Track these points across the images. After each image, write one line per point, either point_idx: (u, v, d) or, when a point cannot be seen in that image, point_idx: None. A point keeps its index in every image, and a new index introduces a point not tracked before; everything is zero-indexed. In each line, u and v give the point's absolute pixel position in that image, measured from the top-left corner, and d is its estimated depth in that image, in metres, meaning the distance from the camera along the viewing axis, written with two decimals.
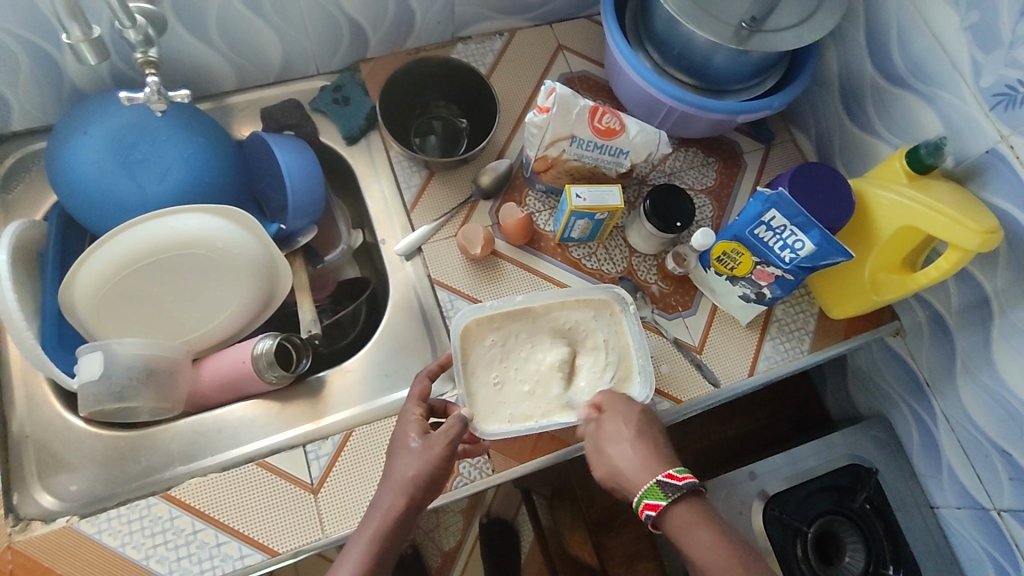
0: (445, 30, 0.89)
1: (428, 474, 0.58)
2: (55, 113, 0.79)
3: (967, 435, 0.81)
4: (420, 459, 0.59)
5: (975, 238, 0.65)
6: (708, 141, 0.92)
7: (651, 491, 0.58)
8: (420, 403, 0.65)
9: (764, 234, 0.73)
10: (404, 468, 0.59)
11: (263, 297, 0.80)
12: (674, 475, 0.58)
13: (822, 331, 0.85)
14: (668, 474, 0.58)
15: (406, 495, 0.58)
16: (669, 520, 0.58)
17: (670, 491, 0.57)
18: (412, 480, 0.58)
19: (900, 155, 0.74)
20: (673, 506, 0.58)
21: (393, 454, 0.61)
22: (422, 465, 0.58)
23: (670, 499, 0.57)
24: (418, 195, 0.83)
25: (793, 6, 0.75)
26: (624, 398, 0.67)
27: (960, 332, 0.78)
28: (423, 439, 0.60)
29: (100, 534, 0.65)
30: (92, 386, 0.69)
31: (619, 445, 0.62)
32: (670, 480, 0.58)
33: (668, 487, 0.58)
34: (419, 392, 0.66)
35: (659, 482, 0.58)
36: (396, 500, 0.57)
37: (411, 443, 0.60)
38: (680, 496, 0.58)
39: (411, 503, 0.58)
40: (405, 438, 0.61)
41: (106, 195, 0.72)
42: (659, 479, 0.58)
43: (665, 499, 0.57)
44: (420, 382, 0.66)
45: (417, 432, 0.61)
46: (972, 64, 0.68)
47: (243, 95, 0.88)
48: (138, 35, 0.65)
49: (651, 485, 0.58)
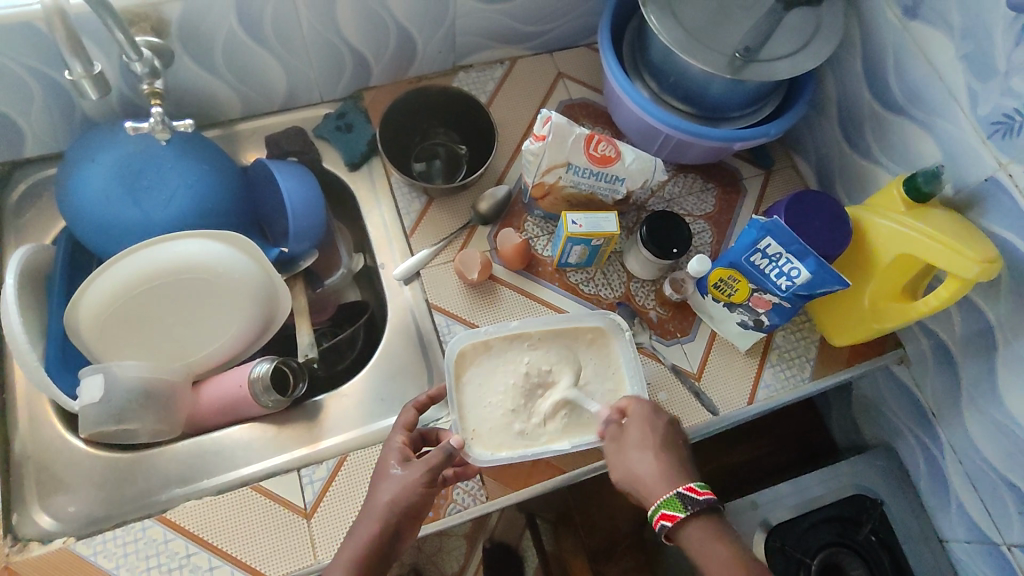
0: (446, 58, 0.90)
1: (408, 500, 0.59)
2: (67, 140, 0.81)
3: (974, 467, 0.79)
4: (397, 485, 0.59)
5: (974, 266, 0.64)
6: (707, 167, 0.92)
7: (669, 502, 0.58)
8: (403, 432, 0.65)
9: (760, 261, 0.72)
10: (381, 494, 0.59)
11: (262, 321, 0.81)
12: (695, 489, 0.58)
13: (824, 359, 0.84)
14: (690, 486, 0.58)
15: (380, 521, 0.58)
16: (686, 529, 0.57)
17: (688, 504, 0.57)
18: (389, 505, 0.58)
19: (897, 182, 0.73)
20: (695, 517, 0.58)
21: (375, 480, 0.61)
22: (399, 492, 0.59)
23: (687, 513, 0.57)
24: (418, 220, 0.84)
25: (788, 35, 0.75)
26: (652, 405, 0.66)
27: (964, 360, 0.77)
28: (403, 466, 0.61)
29: (95, 556, 0.66)
30: (93, 408, 0.70)
31: (641, 452, 0.62)
32: (691, 493, 0.58)
33: (688, 499, 0.58)
34: (406, 421, 0.66)
35: (679, 494, 0.58)
36: (371, 527, 0.58)
37: (392, 469, 0.61)
38: (698, 510, 0.57)
39: (387, 529, 0.58)
40: (386, 464, 0.62)
41: (112, 221, 0.74)
42: (679, 491, 0.58)
43: (682, 511, 0.57)
44: (407, 412, 0.66)
45: (398, 459, 0.62)
46: (969, 93, 0.68)
47: (250, 123, 0.90)
48: (145, 67, 0.68)
49: (670, 496, 0.58)
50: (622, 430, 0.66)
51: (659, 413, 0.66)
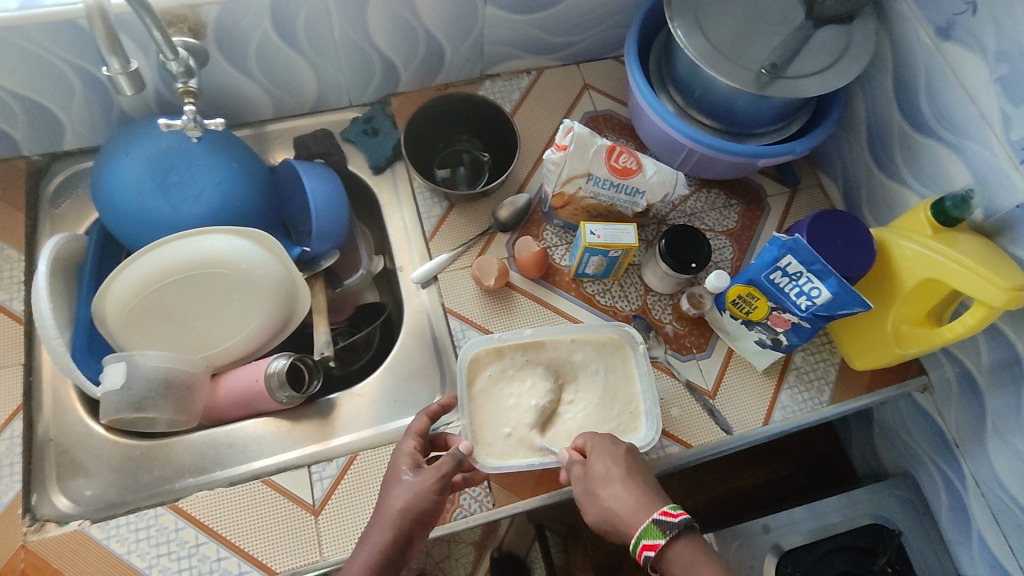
0: (473, 67, 0.91)
1: (419, 506, 0.58)
2: (104, 133, 0.84)
3: (997, 501, 0.77)
4: (410, 491, 0.59)
5: (1001, 295, 0.63)
6: (731, 183, 0.91)
7: (647, 531, 0.57)
8: (415, 437, 0.65)
9: (780, 280, 0.72)
10: (392, 500, 0.59)
11: (281, 317, 0.82)
12: (669, 512, 0.57)
13: (844, 382, 0.82)
14: (663, 510, 0.57)
15: (394, 528, 0.58)
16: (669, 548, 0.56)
17: (668, 529, 0.56)
18: (402, 512, 0.58)
19: (924, 205, 0.72)
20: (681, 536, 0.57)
21: (386, 485, 0.61)
22: (412, 498, 0.59)
23: (667, 539, 0.56)
24: (438, 225, 0.85)
25: (817, 52, 0.75)
26: (607, 435, 0.65)
27: (990, 392, 0.75)
28: (415, 472, 0.61)
29: (108, 540, 0.67)
30: (114, 395, 0.72)
31: (610, 487, 0.60)
32: (667, 518, 0.57)
33: (665, 525, 0.56)
34: (418, 427, 0.66)
35: (655, 521, 0.57)
36: (383, 534, 0.58)
37: (404, 475, 0.61)
38: (676, 534, 0.56)
39: (398, 536, 0.58)
40: (398, 469, 0.62)
41: (142, 213, 0.76)
42: (653, 518, 0.57)
43: (663, 538, 0.56)
44: (420, 419, 0.66)
45: (409, 465, 0.62)
46: (1001, 117, 0.66)
47: (280, 124, 0.92)
48: (180, 67, 0.70)
49: (647, 525, 0.57)
50: (585, 467, 0.63)
51: (610, 440, 0.65)
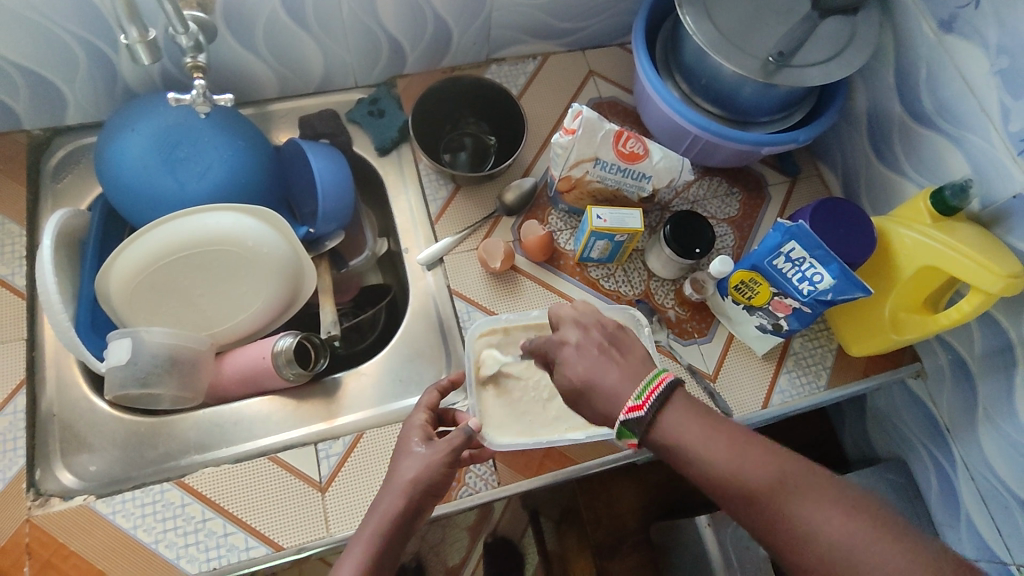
0: (480, 51, 0.92)
1: (429, 477, 0.59)
2: (108, 108, 0.83)
3: (987, 484, 0.79)
4: (422, 462, 0.59)
5: (997, 282, 0.64)
6: (734, 172, 0.93)
7: (621, 434, 0.50)
8: (426, 411, 0.66)
9: (782, 265, 0.73)
10: (405, 470, 0.59)
11: (287, 297, 0.82)
12: (633, 408, 0.49)
13: (840, 368, 0.84)
14: (628, 408, 0.49)
15: (405, 497, 0.57)
16: (651, 440, 0.49)
17: (636, 428, 0.49)
18: (413, 483, 0.58)
19: (924, 195, 0.74)
20: (657, 416, 0.49)
21: (396, 458, 0.62)
22: (422, 469, 0.59)
23: (643, 434, 0.49)
24: (444, 207, 0.86)
25: (824, 42, 0.76)
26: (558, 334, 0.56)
27: (982, 377, 0.77)
28: (427, 445, 0.61)
29: (114, 515, 0.67)
30: (119, 371, 0.71)
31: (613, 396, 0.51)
32: (633, 415, 0.49)
33: (634, 426, 0.49)
34: (428, 402, 0.67)
35: (623, 421, 0.49)
36: (394, 503, 0.57)
37: (415, 447, 0.61)
38: (651, 421, 0.49)
39: (409, 505, 0.58)
40: (409, 442, 0.62)
41: (149, 190, 0.76)
42: (621, 420, 0.49)
43: (638, 438, 0.49)
44: (430, 393, 0.68)
45: (421, 438, 0.62)
46: (1001, 109, 0.68)
47: (284, 103, 0.91)
48: (189, 41, 0.69)
49: (618, 429, 0.50)
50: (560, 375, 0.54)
51: (563, 342, 0.55)
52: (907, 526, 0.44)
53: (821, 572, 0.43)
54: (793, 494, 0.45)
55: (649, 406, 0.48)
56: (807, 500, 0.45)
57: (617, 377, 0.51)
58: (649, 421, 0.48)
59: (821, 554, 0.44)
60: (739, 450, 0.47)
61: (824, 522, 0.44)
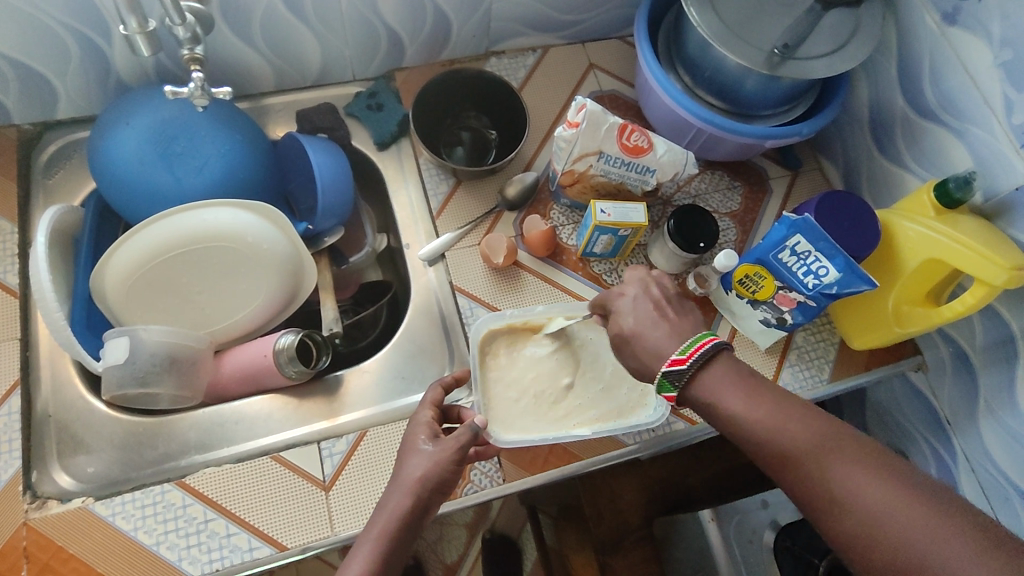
0: (479, 44, 0.91)
1: (436, 476, 0.58)
2: (100, 102, 0.81)
3: (987, 476, 0.79)
4: (429, 460, 0.59)
5: (1001, 274, 0.65)
6: (735, 165, 0.92)
7: (662, 385, 0.56)
8: (431, 408, 0.65)
9: (787, 259, 0.73)
10: (412, 468, 0.59)
11: (287, 294, 0.81)
12: (677, 361, 0.55)
13: (842, 361, 0.84)
14: (672, 361, 0.55)
15: (413, 495, 0.57)
16: (693, 393, 0.55)
17: (675, 380, 0.55)
18: (421, 481, 0.57)
19: (928, 188, 0.74)
20: (698, 372, 0.54)
21: (403, 455, 0.61)
22: (431, 466, 0.58)
23: (681, 387, 0.55)
24: (444, 202, 0.85)
25: (827, 34, 0.75)
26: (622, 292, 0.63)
27: (983, 369, 0.78)
28: (434, 442, 0.60)
29: (114, 517, 0.66)
30: (117, 370, 0.70)
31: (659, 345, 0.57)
32: (675, 367, 0.55)
33: (673, 377, 0.55)
34: (433, 398, 0.67)
35: (665, 373, 0.55)
36: (402, 501, 0.57)
37: (422, 445, 0.61)
38: (692, 374, 0.54)
39: (417, 504, 0.57)
40: (415, 439, 0.61)
41: (145, 186, 0.74)
42: (664, 371, 0.55)
43: (676, 390, 0.55)
44: (434, 390, 0.67)
45: (427, 435, 0.62)
46: (1004, 101, 0.68)
47: (281, 97, 0.90)
48: (186, 32, 0.67)
49: (660, 379, 0.56)
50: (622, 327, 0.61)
51: (623, 297, 0.62)
52: (939, 491, 0.46)
53: (838, 516, 0.47)
54: (823, 451, 0.49)
55: (692, 361, 0.54)
56: (836, 457, 0.48)
57: (665, 334, 0.57)
58: (691, 374, 0.54)
59: (839, 500, 0.47)
60: (775, 410, 0.51)
61: (852, 477, 0.47)
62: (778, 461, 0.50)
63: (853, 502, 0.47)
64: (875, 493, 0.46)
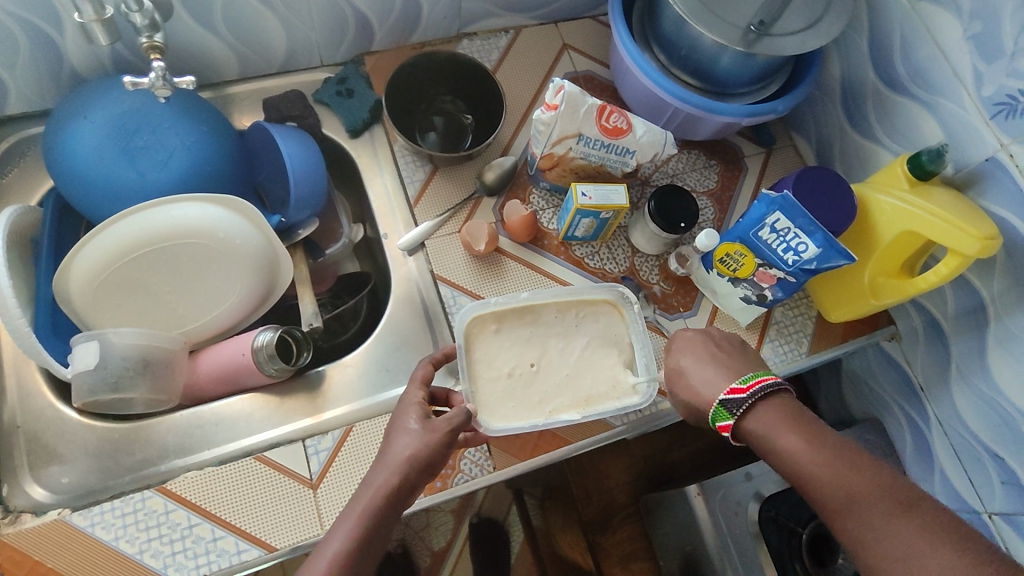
0: (450, 25, 0.88)
1: (424, 456, 0.57)
2: (53, 96, 0.77)
3: (959, 438, 0.81)
4: (418, 440, 0.58)
5: (975, 243, 0.66)
6: (710, 144, 0.93)
7: (718, 413, 0.59)
8: (420, 387, 0.65)
9: (767, 236, 0.73)
10: (400, 447, 0.58)
11: (263, 289, 0.79)
12: (734, 390, 0.58)
13: (820, 334, 0.86)
14: (729, 390, 0.58)
15: (399, 474, 0.56)
16: (748, 429, 0.57)
17: (733, 407, 0.58)
18: (408, 460, 0.57)
19: (901, 160, 0.75)
20: (756, 406, 0.57)
21: (391, 435, 0.60)
22: (420, 445, 0.58)
23: (738, 415, 0.57)
24: (422, 189, 0.83)
25: (800, 10, 0.75)
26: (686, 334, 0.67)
27: (955, 337, 0.80)
28: (422, 421, 0.60)
29: (92, 528, 0.64)
30: (87, 376, 0.67)
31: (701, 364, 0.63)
32: (733, 396, 0.58)
33: (731, 404, 0.58)
34: (422, 376, 0.66)
35: (722, 402, 0.58)
36: (388, 478, 0.56)
37: (410, 424, 0.60)
38: (749, 406, 0.57)
39: (404, 482, 0.56)
40: (404, 419, 0.61)
41: (106, 182, 0.70)
42: (721, 399, 0.58)
43: (732, 417, 0.57)
44: (423, 367, 0.67)
45: (416, 415, 0.61)
46: (974, 73, 0.69)
47: (246, 85, 0.87)
48: (144, 19, 0.64)
49: (717, 407, 0.59)
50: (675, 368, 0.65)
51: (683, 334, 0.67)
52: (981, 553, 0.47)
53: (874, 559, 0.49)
54: (877, 504, 0.50)
55: (751, 391, 0.57)
56: (883, 508, 0.50)
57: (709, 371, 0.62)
58: (749, 404, 0.57)
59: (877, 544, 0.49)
60: (829, 454, 0.53)
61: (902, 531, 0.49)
62: (837, 504, 0.52)
63: (911, 557, 0.48)
64: (925, 552, 0.48)
